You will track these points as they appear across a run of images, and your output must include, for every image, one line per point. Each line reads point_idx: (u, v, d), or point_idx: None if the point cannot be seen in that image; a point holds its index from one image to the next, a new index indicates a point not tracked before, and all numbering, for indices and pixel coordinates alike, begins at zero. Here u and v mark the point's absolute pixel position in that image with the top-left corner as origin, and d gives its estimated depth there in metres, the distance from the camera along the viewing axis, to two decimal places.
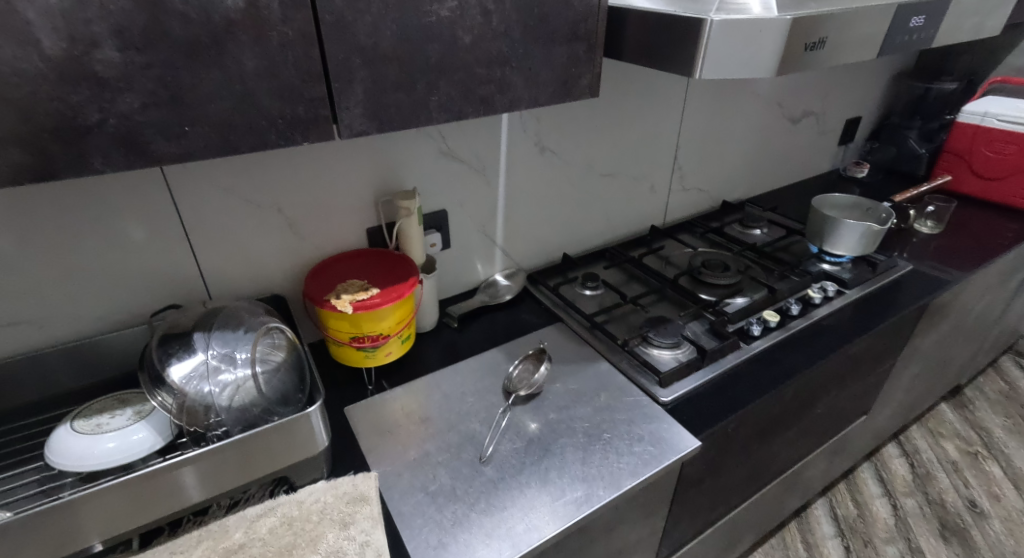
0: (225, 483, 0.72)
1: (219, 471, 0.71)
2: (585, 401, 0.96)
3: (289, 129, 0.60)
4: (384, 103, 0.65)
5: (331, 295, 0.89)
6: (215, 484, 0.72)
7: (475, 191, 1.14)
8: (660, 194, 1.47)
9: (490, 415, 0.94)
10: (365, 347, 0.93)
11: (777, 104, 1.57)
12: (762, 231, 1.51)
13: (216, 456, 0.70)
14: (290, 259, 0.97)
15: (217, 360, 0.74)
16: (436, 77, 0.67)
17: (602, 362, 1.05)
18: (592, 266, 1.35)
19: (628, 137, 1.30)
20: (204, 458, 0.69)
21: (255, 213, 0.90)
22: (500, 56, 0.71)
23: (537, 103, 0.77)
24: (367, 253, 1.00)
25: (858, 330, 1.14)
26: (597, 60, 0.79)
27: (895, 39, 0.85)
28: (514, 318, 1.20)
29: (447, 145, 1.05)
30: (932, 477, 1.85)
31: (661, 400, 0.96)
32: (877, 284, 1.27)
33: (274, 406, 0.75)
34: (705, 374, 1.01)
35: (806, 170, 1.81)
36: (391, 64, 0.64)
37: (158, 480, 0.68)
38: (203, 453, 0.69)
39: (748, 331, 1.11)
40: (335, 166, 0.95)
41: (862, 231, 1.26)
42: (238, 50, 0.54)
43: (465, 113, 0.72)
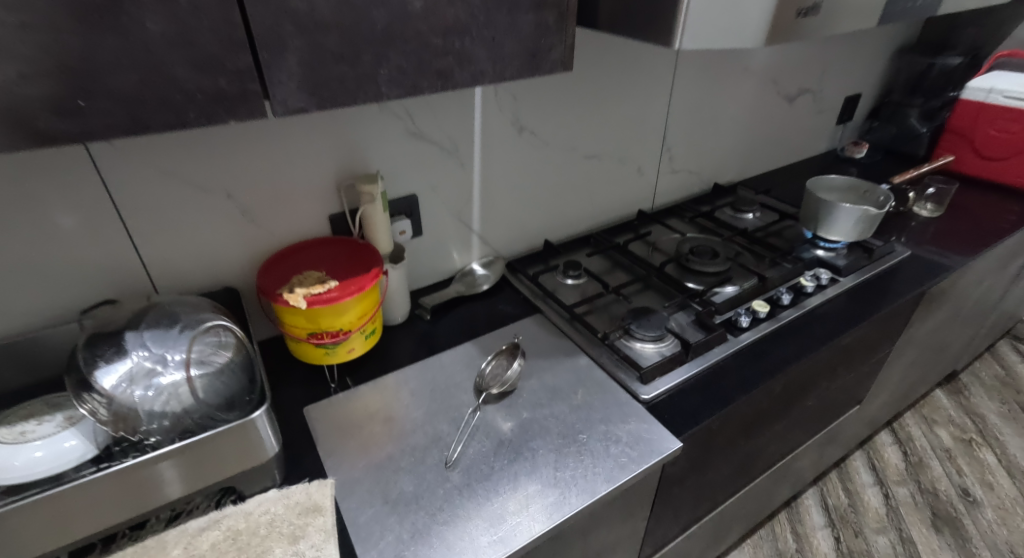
0: (194, 483, 0.68)
1: (196, 467, 0.67)
2: (562, 399, 0.90)
3: (210, 105, 0.53)
4: (324, 76, 0.58)
5: (284, 288, 0.82)
6: (185, 485, 0.68)
7: (448, 174, 1.07)
8: (647, 176, 1.40)
9: (458, 415, 0.88)
10: (325, 343, 0.86)
11: (772, 81, 1.49)
12: (755, 216, 1.45)
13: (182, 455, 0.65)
14: (243, 249, 0.90)
15: (149, 363, 0.68)
16: (385, 47, 0.60)
17: (581, 356, 0.99)
18: (575, 253, 1.28)
19: (613, 116, 1.23)
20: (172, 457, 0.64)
21: (203, 199, 0.83)
22: (458, 24, 0.63)
23: (503, 78, 0.70)
24: (328, 242, 0.93)
25: (853, 321, 1.08)
26: (570, 30, 0.71)
27: (897, 5, 0.77)
28: (491, 308, 1.13)
29: (415, 125, 0.98)
30: (925, 465, 1.80)
31: (641, 398, 0.90)
32: (874, 270, 1.21)
33: (217, 411, 0.70)
34: (689, 369, 0.95)
35: (802, 151, 1.74)
36: (330, 32, 0.56)
37: (126, 479, 0.63)
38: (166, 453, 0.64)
39: (736, 322, 1.05)
40: (290, 148, 0.87)
41: (859, 215, 1.19)
42: (138, 11, 0.47)
43: (421, 88, 0.65)
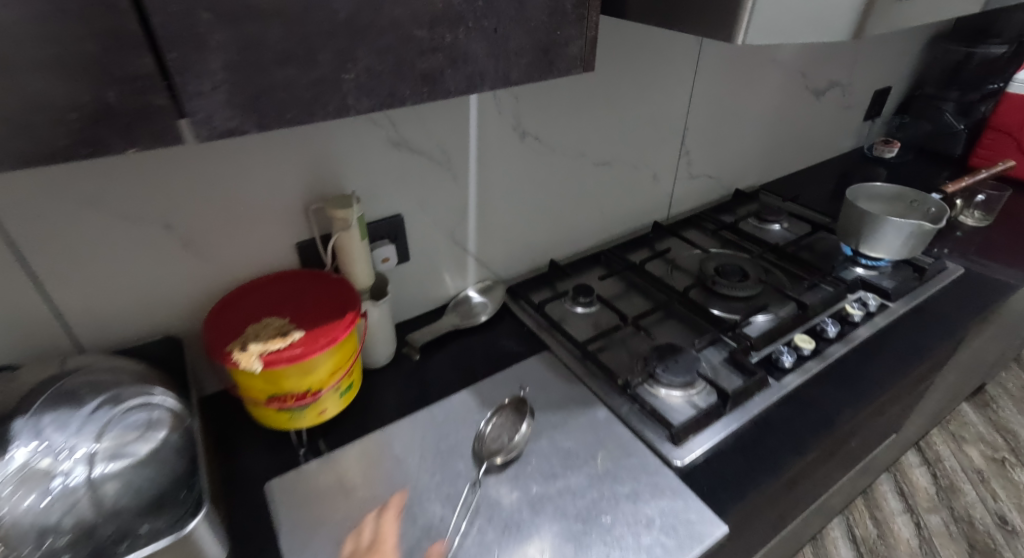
0: None
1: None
2: (578, 466, 0.75)
3: (92, 128, 0.37)
4: (264, 84, 0.42)
5: (235, 344, 0.66)
6: None
7: (439, 190, 0.90)
8: (664, 184, 1.24)
9: (454, 490, 0.72)
10: (291, 407, 0.71)
11: (800, 75, 1.34)
12: (782, 226, 1.30)
13: None
14: (190, 289, 0.74)
15: (42, 460, 0.51)
16: (349, 43, 0.44)
17: (599, 407, 0.84)
18: (585, 274, 1.13)
19: (628, 118, 1.07)
20: None
21: (133, 232, 0.67)
22: (449, 11, 0.47)
23: (508, 82, 0.54)
24: (295, 278, 0.77)
25: (909, 357, 0.94)
26: (592, 19, 0.55)
27: None
28: (490, 344, 0.98)
29: (398, 134, 0.81)
30: (957, 490, 1.67)
31: (673, 464, 0.75)
32: (926, 293, 1.06)
33: (139, 519, 0.54)
34: (728, 424, 0.80)
35: (827, 150, 1.59)
36: (269, 22, 0.40)
37: None
38: None
39: (777, 362, 0.90)
40: (243, 166, 0.71)
41: (910, 231, 1.04)
42: None
43: (400, 97, 0.49)
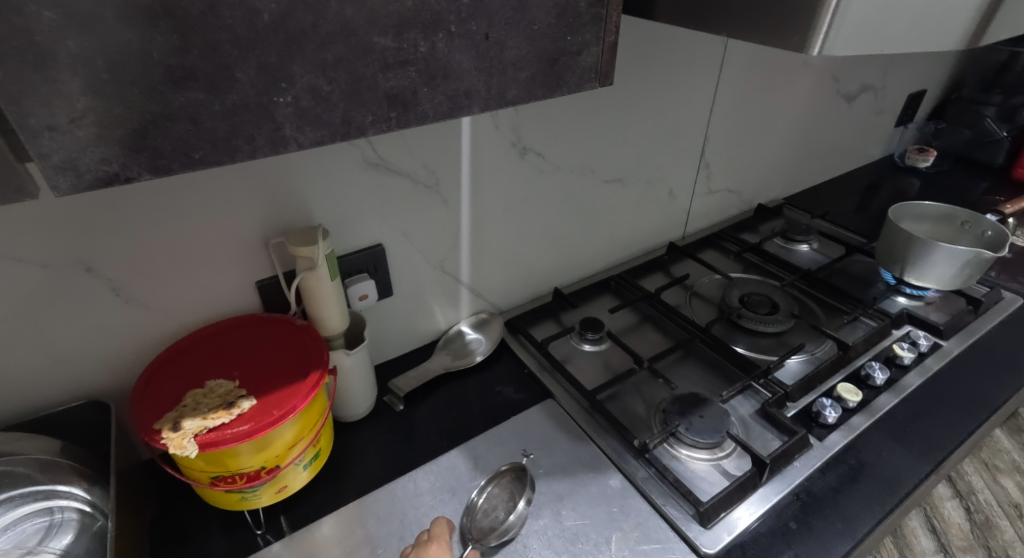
0: None
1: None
2: (588, 553, 0.63)
3: None
4: (153, 113, 0.30)
5: (167, 420, 0.54)
6: None
7: (426, 215, 0.78)
8: (681, 200, 1.11)
9: None
10: (241, 489, 0.59)
11: (831, 77, 1.21)
12: (811, 247, 1.17)
13: None
14: (123, 340, 0.62)
15: None
16: (279, 55, 0.32)
17: (612, 473, 0.71)
18: (593, 304, 1.00)
19: (644, 129, 0.94)
20: None
21: (44, 278, 0.55)
22: (421, 9, 0.35)
23: (504, 102, 0.41)
24: (251, 326, 0.65)
25: (971, 408, 0.81)
26: (613, 18, 0.43)
27: None
28: (486, 389, 0.85)
29: (376, 153, 0.69)
30: (994, 527, 1.54)
31: (701, 551, 0.63)
32: (983, 329, 0.93)
33: None
34: (765, 498, 0.68)
35: (856, 159, 1.46)
36: (152, 25, 0.28)
37: None
38: None
39: (818, 417, 0.77)
40: (184, 197, 0.58)
41: (966, 259, 0.91)
42: None
43: (359, 126, 0.36)
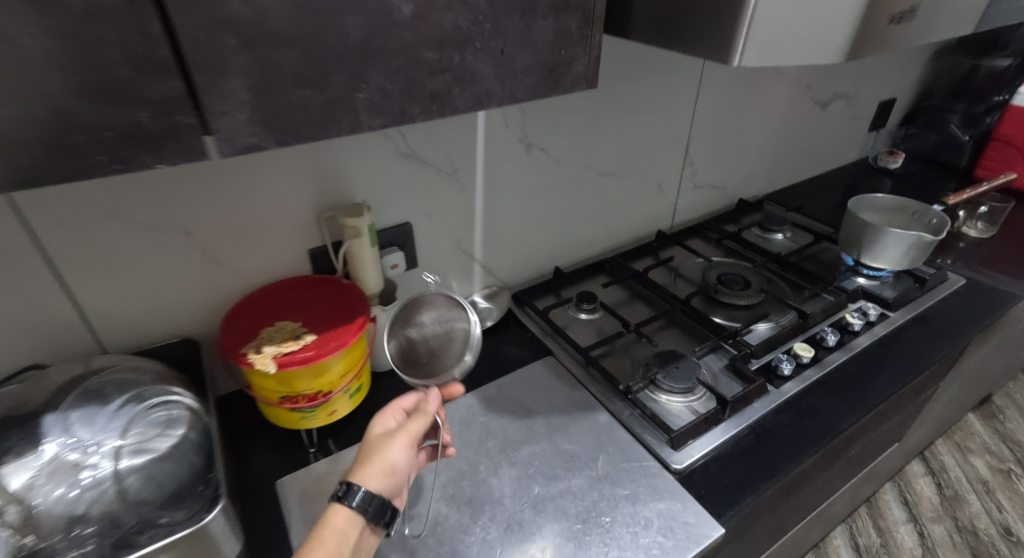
0: None
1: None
2: (580, 469, 0.77)
3: (125, 146, 0.40)
4: (281, 104, 0.44)
5: (250, 347, 0.70)
6: None
7: (447, 198, 0.93)
8: (668, 193, 1.26)
9: (460, 490, 0.75)
10: (302, 408, 0.74)
11: (805, 86, 1.35)
12: (785, 236, 1.31)
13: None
14: (206, 293, 0.77)
15: (70, 454, 0.54)
16: (362, 65, 0.46)
17: (601, 412, 0.86)
18: (589, 281, 1.15)
19: (633, 129, 1.09)
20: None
21: (153, 239, 0.70)
22: (457, 34, 0.50)
23: (514, 100, 0.56)
24: (306, 283, 0.80)
25: (909, 366, 0.95)
26: (596, 39, 0.58)
27: (1000, 8, 0.61)
28: (496, 349, 1.00)
29: (408, 145, 0.84)
30: (961, 500, 1.68)
31: (672, 468, 0.77)
32: (926, 303, 1.07)
33: (161, 511, 0.57)
34: (728, 430, 0.82)
35: (833, 161, 1.61)
36: (287, 46, 0.43)
37: None
38: None
39: (776, 370, 0.91)
40: (259, 176, 0.74)
41: (911, 242, 1.05)
42: (7, 22, 0.34)
43: (411, 115, 0.51)
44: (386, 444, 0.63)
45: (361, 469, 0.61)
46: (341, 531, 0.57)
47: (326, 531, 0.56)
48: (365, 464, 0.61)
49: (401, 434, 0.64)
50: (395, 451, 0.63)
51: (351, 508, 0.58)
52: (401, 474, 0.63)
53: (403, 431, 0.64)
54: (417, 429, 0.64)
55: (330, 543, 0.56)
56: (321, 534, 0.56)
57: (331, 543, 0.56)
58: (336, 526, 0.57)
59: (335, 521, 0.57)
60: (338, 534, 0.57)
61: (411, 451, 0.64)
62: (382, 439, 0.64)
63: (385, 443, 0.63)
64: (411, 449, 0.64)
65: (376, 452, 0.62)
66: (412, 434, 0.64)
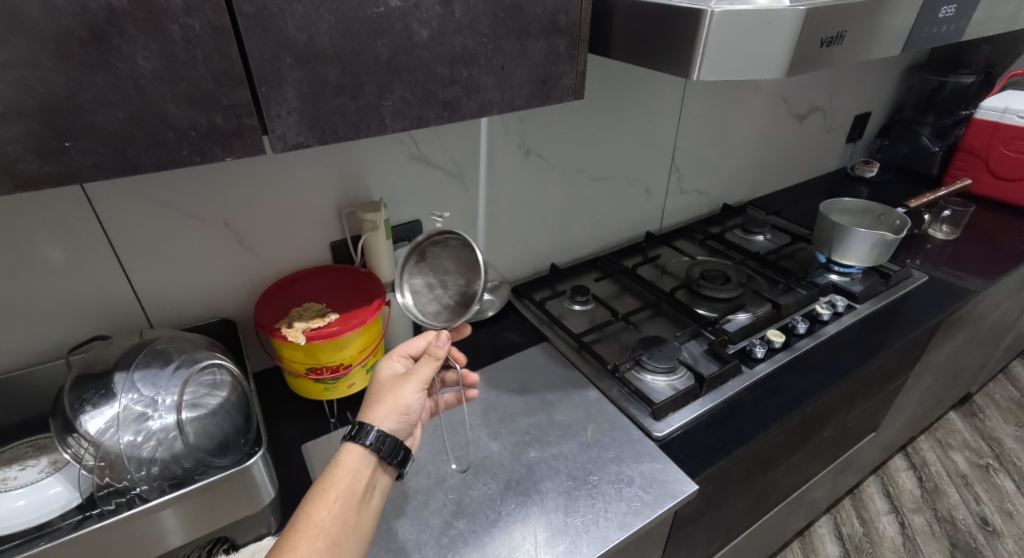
0: (202, 528, 0.65)
1: (202, 512, 0.64)
2: (572, 436, 0.86)
3: (203, 142, 0.50)
4: (325, 109, 0.55)
5: (283, 323, 0.80)
6: (191, 531, 0.65)
7: (453, 198, 1.03)
8: (656, 198, 1.36)
9: (463, 454, 0.84)
10: (325, 379, 0.84)
11: (783, 100, 1.46)
12: (766, 237, 1.42)
13: (190, 499, 0.62)
14: (241, 279, 0.87)
15: (139, 407, 0.64)
16: (388, 78, 0.57)
17: (591, 389, 0.95)
18: (582, 277, 1.25)
19: (622, 138, 1.20)
20: (189, 498, 0.62)
21: (199, 229, 0.80)
22: (465, 54, 0.60)
23: (512, 108, 0.67)
24: (329, 272, 0.91)
25: (872, 350, 1.04)
26: (581, 57, 0.68)
27: (922, 32, 0.72)
28: (496, 337, 1.09)
29: (419, 149, 0.95)
30: (941, 492, 1.68)
31: (654, 435, 0.86)
32: (890, 296, 1.17)
33: (211, 457, 0.66)
34: (704, 403, 0.91)
35: (812, 170, 1.71)
36: (331, 63, 0.53)
37: (134, 524, 0.61)
38: (178, 497, 0.61)
39: (750, 353, 1.00)
40: (290, 176, 0.84)
41: (875, 240, 1.15)
42: (128, 47, 0.45)
43: (426, 119, 0.61)
44: (400, 386, 0.70)
45: (373, 411, 0.68)
46: (353, 469, 0.65)
47: (341, 469, 0.65)
48: (380, 406, 0.69)
49: (414, 377, 0.71)
50: (407, 393, 0.70)
51: (364, 447, 0.66)
52: (414, 412, 0.71)
53: (415, 375, 0.71)
54: (428, 371, 0.71)
55: (344, 481, 0.64)
56: (336, 472, 0.64)
57: (345, 481, 0.64)
58: (348, 466, 0.65)
59: (348, 460, 0.65)
60: (351, 473, 0.64)
61: (423, 391, 0.71)
62: (395, 382, 0.71)
63: (399, 385, 0.70)
64: (423, 389, 0.71)
65: (389, 393, 0.70)
66: (423, 378, 0.71)
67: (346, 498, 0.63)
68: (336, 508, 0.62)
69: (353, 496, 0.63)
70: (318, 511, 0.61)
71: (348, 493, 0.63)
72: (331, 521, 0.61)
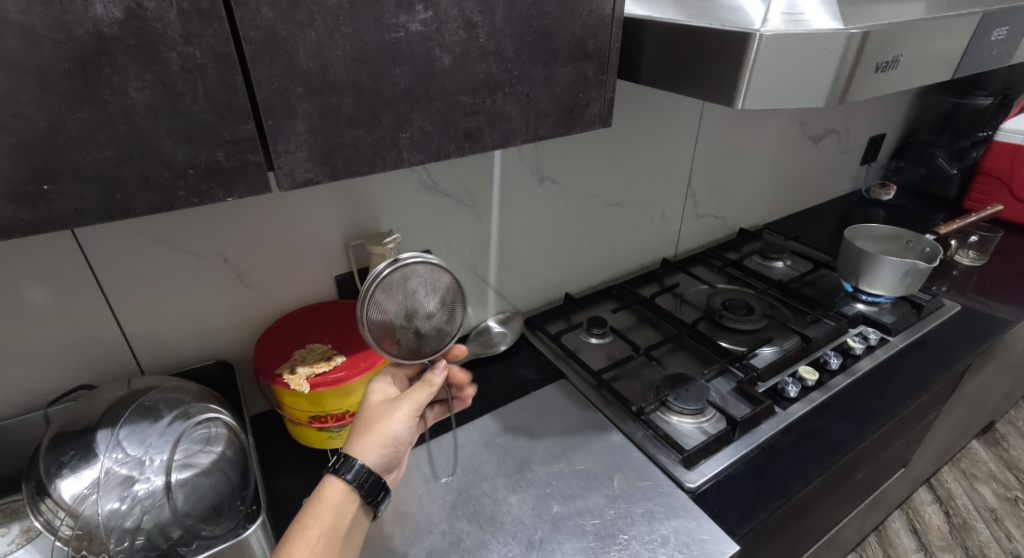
0: None
1: None
2: (596, 488, 0.80)
3: (203, 181, 0.45)
4: (337, 143, 0.49)
5: (285, 368, 0.75)
6: None
7: (465, 228, 0.98)
8: (672, 223, 1.31)
9: (481, 508, 0.78)
10: (329, 427, 0.79)
11: (800, 122, 1.42)
12: (785, 263, 1.37)
13: None
14: (241, 316, 0.81)
15: (124, 469, 0.57)
16: (407, 108, 0.52)
17: (614, 433, 0.89)
18: (598, 307, 1.19)
19: (639, 162, 1.15)
20: None
21: (195, 265, 0.74)
22: (489, 79, 0.55)
23: (537, 138, 0.61)
24: (333, 308, 0.85)
25: (910, 388, 0.98)
26: (610, 83, 0.63)
27: (974, 56, 0.68)
28: (511, 373, 1.03)
29: (431, 177, 0.89)
30: (970, 528, 1.60)
31: (686, 487, 0.80)
32: (923, 328, 1.12)
33: (203, 524, 0.60)
34: (736, 450, 0.85)
35: (828, 192, 1.67)
36: (345, 93, 0.48)
37: None
38: None
39: (783, 392, 0.94)
40: (294, 208, 0.79)
41: (906, 269, 1.10)
42: (119, 78, 0.40)
43: (446, 152, 0.56)
44: (388, 415, 0.64)
45: (358, 442, 0.62)
46: (337, 506, 0.59)
47: (323, 504, 0.59)
48: (365, 437, 0.62)
49: (403, 407, 0.64)
50: (396, 423, 0.64)
51: (347, 483, 0.60)
52: (400, 445, 0.65)
53: (405, 403, 0.64)
54: (419, 402, 0.64)
55: (329, 517, 0.59)
56: (318, 506, 0.59)
57: (328, 517, 0.59)
58: (332, 501, 0.59)
59: (332, 495, 0.60)
60: (335, 509, 0.59)
61: (413, 423, 0.65)
62: (384, 409, 0.64)
63: (388, 413, 0.64)
64: (412, 421, 0.64)
65: (376, 422, 0.63)
66: (413, 409, 0.64)
67: (329, 536, 0.58)
68: (318, 547, 0.56)
69: (336, 534, 0.59)
70: (299, 549, 0.56)
71: (331, 530, 0.58)
72: None
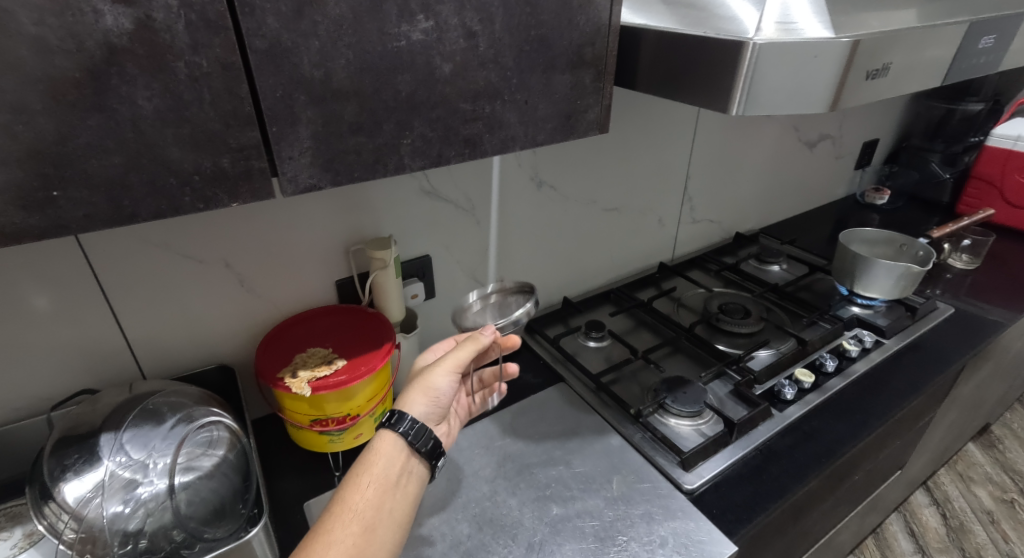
0: None
1: None
2: (596, 490, 0.81)
3: (208, 187, 0.46)
4: (340, 150, 0.50)
5: (286, 371, 0.75)
6: None
7: (464, 233, 0.99)
8: (669, 228, 1.32)
9: (481, 510, 0.78)
10: (330, 431, 0.79)
11: (794, 128, 1.43)
12: (781, 267, 1.38)
13: None
14: (243, 321, 0.82)
15: (127, 473, 0.58)
16: (407, 116, 0.53)
17: (613, 436, 0.90)
18: (596, 311, 1.20)
19: (636, 167, 1.16)
20: None
21: (197, 270, 0.75)
22: (488, 87, 0.56)
23: (535, 144, 0.62)
24: (334, 313, 0.86)
25: (905, 391, 0.99)
26: (607, 91, 0.64)
27: (963, 63, 0.69)
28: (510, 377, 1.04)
29: (430, 183, 0.90)
30: (967, 531, 1.61)
31: (685, 488, 0.80)
32: (918, 330, 1.13)
33: (205, 528, 0.60)
34: (734, 452, 0.86)
35: (823, 197, 1.68)
36: (348, 101, 0.49)
37: None
38: None
39: (780, 395, 0.95)
40: (295, 213, 0.80)
41: (900, 272, 1.10)
42: (126, 86, 0.40)
43: (447, 158, 0.57)
44: (430, 370, 0.70)
45: (405, 396, 0.69)
46: (386, 455, 0.63)
47: (374, 455, 0.63)
48: (411, 393, 0.69)
49: (444, 363, 0.70)
50: (438, 377, 0.69)
51: (395, 433, 0.65)
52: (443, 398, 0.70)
53: (447, 360, 0.70)
54: (461, 357, 0.70)
55: (377, 467, 0.62)
56: (369, 457, 0.63)
57: (378, 466, 0.62)
58: (382, 451, 0.63)
59: (382, 447, 0.64)
60: (384, 459, 0.63)
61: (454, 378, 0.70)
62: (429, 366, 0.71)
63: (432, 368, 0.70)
64: (453, 377, 0.70)
65: (420, 377, 0.70)
66: (454, 364, 0.70)
67: (379, 484, 0.61)
68: (369, 492, 0.60)
69: (387, 482, 0.62)
70: (352, 496, 0.60)
71: (382, 478, 0.62)
72: (365, 505, 0.59)
